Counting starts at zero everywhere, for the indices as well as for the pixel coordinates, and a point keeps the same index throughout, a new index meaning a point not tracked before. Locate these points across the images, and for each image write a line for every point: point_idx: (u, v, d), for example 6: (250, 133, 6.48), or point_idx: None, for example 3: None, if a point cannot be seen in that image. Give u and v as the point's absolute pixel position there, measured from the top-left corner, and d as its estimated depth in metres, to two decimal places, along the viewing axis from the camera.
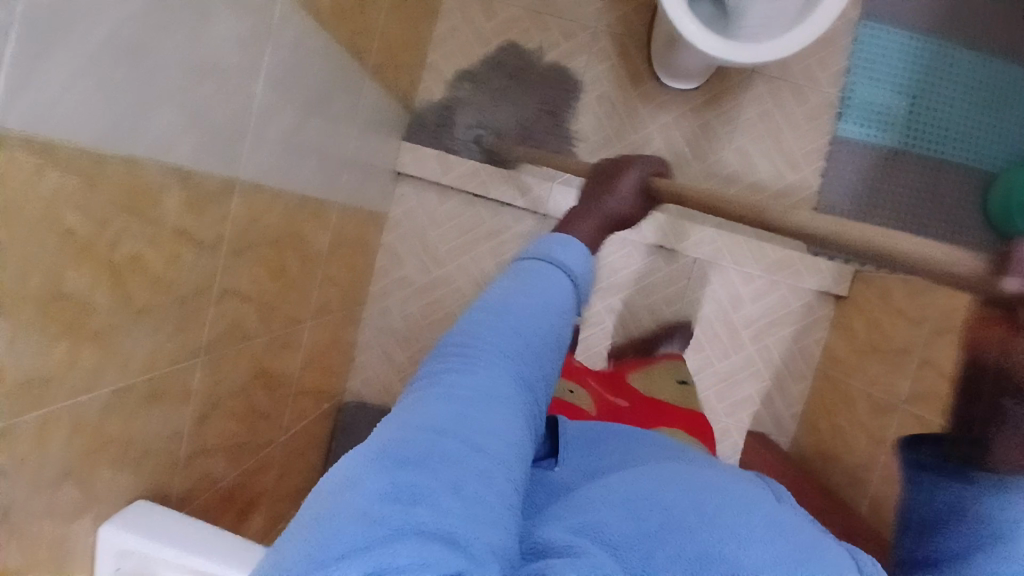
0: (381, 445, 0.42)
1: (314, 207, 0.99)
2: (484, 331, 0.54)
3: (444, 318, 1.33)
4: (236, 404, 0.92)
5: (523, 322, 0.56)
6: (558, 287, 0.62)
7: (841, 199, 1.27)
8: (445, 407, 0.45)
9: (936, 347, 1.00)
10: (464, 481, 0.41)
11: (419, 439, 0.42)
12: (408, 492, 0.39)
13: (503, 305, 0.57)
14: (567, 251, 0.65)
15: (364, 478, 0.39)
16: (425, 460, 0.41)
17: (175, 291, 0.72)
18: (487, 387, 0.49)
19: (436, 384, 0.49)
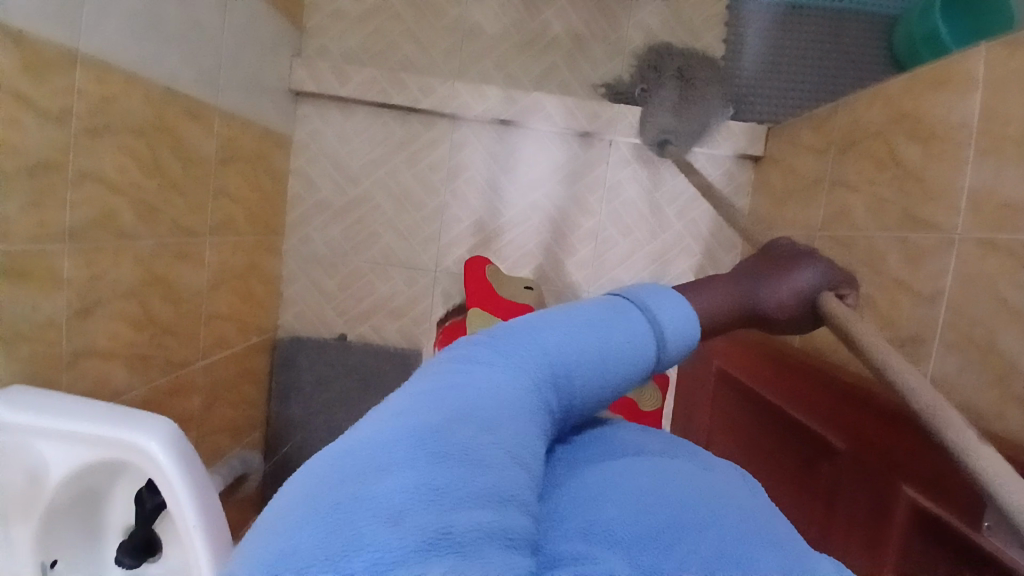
0: (406, 437, 0.33)
1: (196, 106, 0.95)
2: (534, 336, 0.45)
3: (367, 237, 1.30)
4: (135, 309, 0.87)
5: (576, 345, 0.46)
6: (635, 326, 0.50)
7: (747, 60, 1.25)
8: (479, 404, 0.37)
9: (844, 167, 0.99)
10: (494, 491, 0.33)
11: (453, 434, 0.34)
12: (444, 497, 0.30)
13: (568, 322, 0.48)
14: (666, 303, 0.54)
15: (392, 468, 0.31)
16: (460, 464, 0.32)
17: (22, 157, 0.67)
18: (521, 392, 0.41)
19: (464, 373, 0.41)
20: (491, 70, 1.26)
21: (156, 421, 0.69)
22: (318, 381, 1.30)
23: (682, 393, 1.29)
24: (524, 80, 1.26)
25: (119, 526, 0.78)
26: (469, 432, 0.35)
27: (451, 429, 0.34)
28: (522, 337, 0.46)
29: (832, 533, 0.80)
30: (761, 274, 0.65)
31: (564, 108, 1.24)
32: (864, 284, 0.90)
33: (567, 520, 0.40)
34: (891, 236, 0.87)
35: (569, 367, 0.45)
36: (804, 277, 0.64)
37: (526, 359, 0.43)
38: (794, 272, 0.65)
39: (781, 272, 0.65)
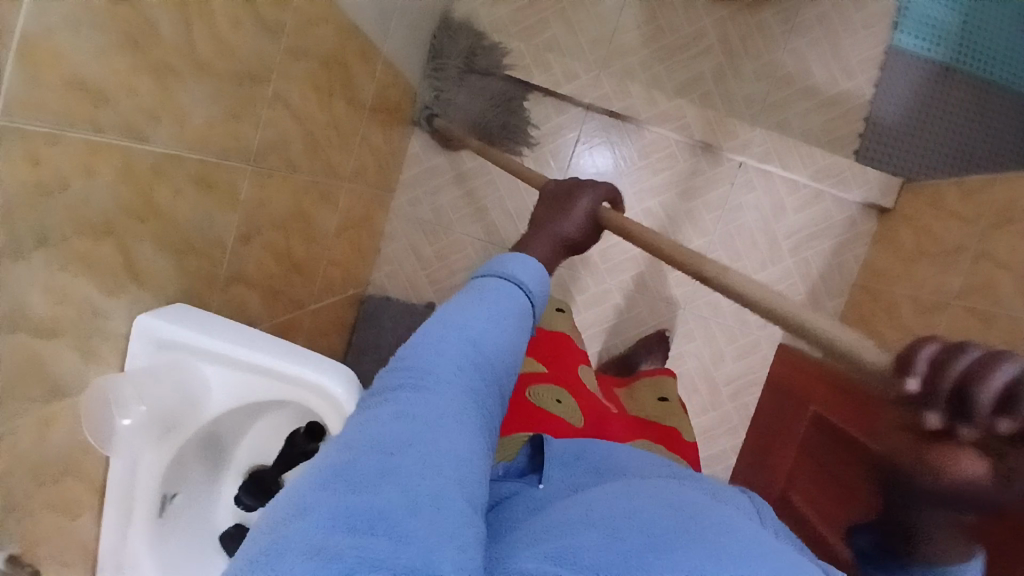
0: (329, 476, 0.35)
1: (365, 45, 0.91)
2: (436, 346, 0.46)
3: (475, 212, 1.27)
4: (277, 241, 0.84)
5: (472, 345, 0.48)
6: (514, 301, 0.55)
7: (892, 112, 1.23)
8: (396, 423, 0.39)
9: (998, 237, 0.97)
10: (420, 499, 0.34)
11: (366, 459, 0.36)
12: (363, 518, 0.32)
13: (457, 326, 0.49)
14: (518, 267, 0.58)
15: (312, 508, 0.33)
16: (378, 481, 0.34)
17: (235, 64, 0.64)
18: (436, 401, 0.41)
19: (381, 402, 0.42)
20: (636, 67, 1.23)
21: (342, 370, 0.69)
22: (398, 346, 1.26)
23: (758, 429, 1.26)
24: (668, 84, 1.23)
25: (248, 463, 0.77)
26: (389, 456, 0.36)
27: (366, 456, 0.36)
28: (419, 353, 0.46)
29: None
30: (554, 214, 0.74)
31: (702, 120, 1.22)
32: None
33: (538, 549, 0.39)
34: None
35: (484, 366, 0.47)
36: (584, 206, 0.76)
37: (433, 371, 0.44)
38: (574, 201, 0.76)
39: (566, 207, 0.75)
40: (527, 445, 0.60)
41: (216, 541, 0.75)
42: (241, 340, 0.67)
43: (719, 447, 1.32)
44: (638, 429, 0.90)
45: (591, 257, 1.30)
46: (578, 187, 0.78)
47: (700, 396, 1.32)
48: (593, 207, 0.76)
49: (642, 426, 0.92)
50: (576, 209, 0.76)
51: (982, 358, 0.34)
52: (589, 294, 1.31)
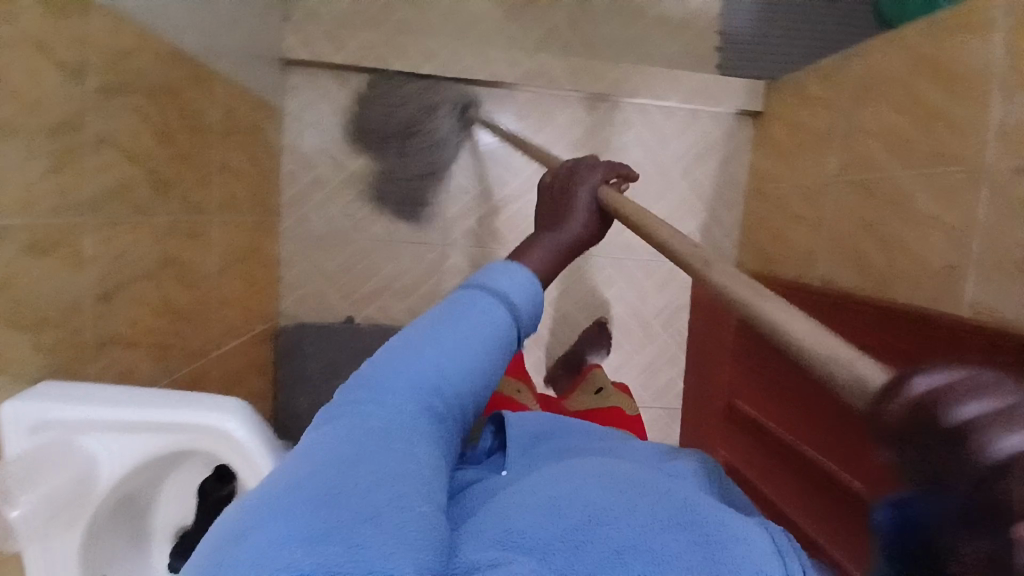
0: (272, 495, 0.32)
1: (197, 70, 0.86)
2: (396, 353, 0.42)
3: (368, 214, 1.24)
4: (148, 292, 0.79)
5: (434, 345, 0.43)
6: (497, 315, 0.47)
7: (740, 20, 1.27)
8: (349, 446, 0.35)
9: (858, 113, 1.02)
10: (371, 515, 0.31)
11: (319, 487, 0.32)
12: (309, 537, 0.29)
13: (418, 329, 0.44)
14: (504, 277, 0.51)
15: (255, 530, 0.29)
16: (327, 502, 0.31)
17: (44, 116, 0.59)
18: (386, 411, 0.38)
19: (335, 414, 0.38)
20: (491, 32, 1.23)
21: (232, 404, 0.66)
22: (325, 369, 1.22)
23: (691, 350, 1.33)
24: (527, 41, 1.23)
25: (173, 526, 0.73)
26: (340, 473, 0.33)
27: (308, 476, 0.32)
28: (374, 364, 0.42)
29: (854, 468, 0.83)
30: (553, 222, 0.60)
31: (569, 69, 1.22)
32: (889, 225, 0.93)
33: (480, 536, 0.37)
34: (915, 177, 0.90)
35: (452, 371, 0.43)
36: (590, 194, 0.63)
37: (389, 380, 0.40)
38: (574, 193, 0.63)
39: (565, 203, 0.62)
40: (489, 425, 0.61)
41: None
42: (122, 399, 0.62)
43: (664, 380, 1.35)
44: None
45: (500, 230, 1.28)
46: (573, 177, 0.65)
47: (635, 335, 1.34)
48: (597, 195, 0.62)
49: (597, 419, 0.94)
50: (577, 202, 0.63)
51: (955, 380, 0.22)
52: None
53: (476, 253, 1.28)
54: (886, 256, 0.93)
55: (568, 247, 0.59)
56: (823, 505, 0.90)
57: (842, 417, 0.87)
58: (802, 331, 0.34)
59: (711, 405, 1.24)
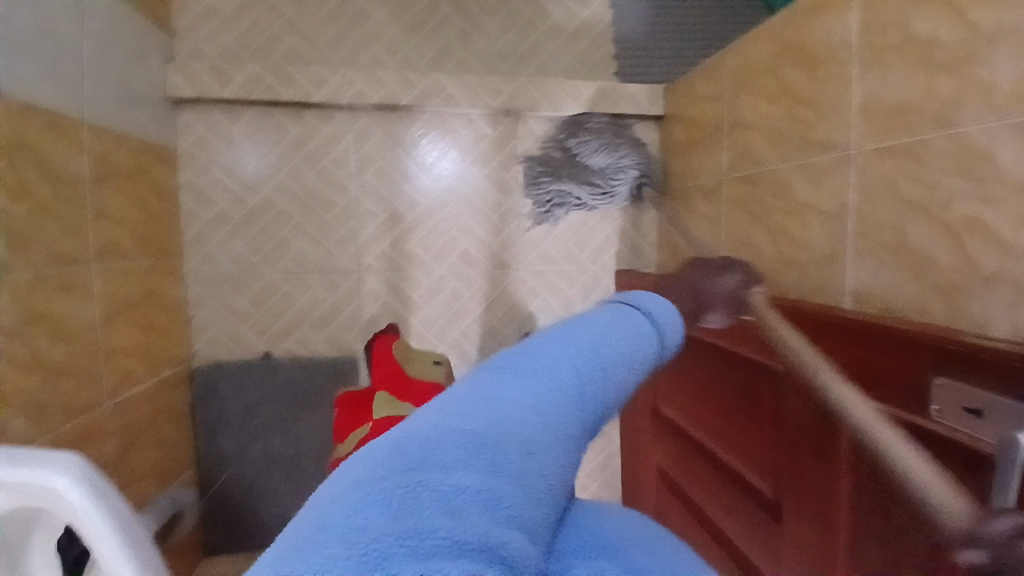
0: (462, 439, 0.35)
1: (57, 118, 0.85)
2: (564, 347, 0.48)
3: (277, 246, 1.23)
4: (16, 352, 0.76)
5: (600, 357, 0.49)
6: (644, 330, 0.57)
7: (631, 25, 1.29)
8: (535, 419, 0.39)
9: (739, 107, 1.04)
10: (532, 505, 0.33)
11: (507, 447, 0.36)
12: (484, 494, 0.32)
13: (590, 337, 0.50)
14: (660, 309, 0.62)
15: (456, 467, 0.33)
16: (504, 467, 0.34)
17: None
18: (561, 403, 0.42)
19: (517, 379, 0.43)
20: (383, 54, 1.23)
21: (67, 456, 0.60)
22: (247, 411, 1.21)
23: None
24: (420, 62, 1.24)
25: None
26: (521, 451, 0.36)
27: (498, 437, 0.36)
28: (546, 351, 0.47)
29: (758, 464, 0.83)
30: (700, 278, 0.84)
31: (465, 87, 1.23)
32: (774, 215, 0.94)
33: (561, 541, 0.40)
34: (790, 165, 0.91)
35: (604, 376, 0.48)
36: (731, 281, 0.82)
37: (559, 370, 0.45)
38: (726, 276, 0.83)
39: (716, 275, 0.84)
40: None
41: None
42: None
43: None
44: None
45: (413, 252, 1.28)
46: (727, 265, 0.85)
47: None
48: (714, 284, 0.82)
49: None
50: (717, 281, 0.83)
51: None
52: (423, 288, 1.29)
53: (393, 277, 1.27)
54: (776, 246, 0.94)
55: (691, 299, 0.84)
56: (731, 500, 0.90)
57: (749, 414, 0.87)
58: (887, 436, 0.50)
59: (643, 409, 1.24)
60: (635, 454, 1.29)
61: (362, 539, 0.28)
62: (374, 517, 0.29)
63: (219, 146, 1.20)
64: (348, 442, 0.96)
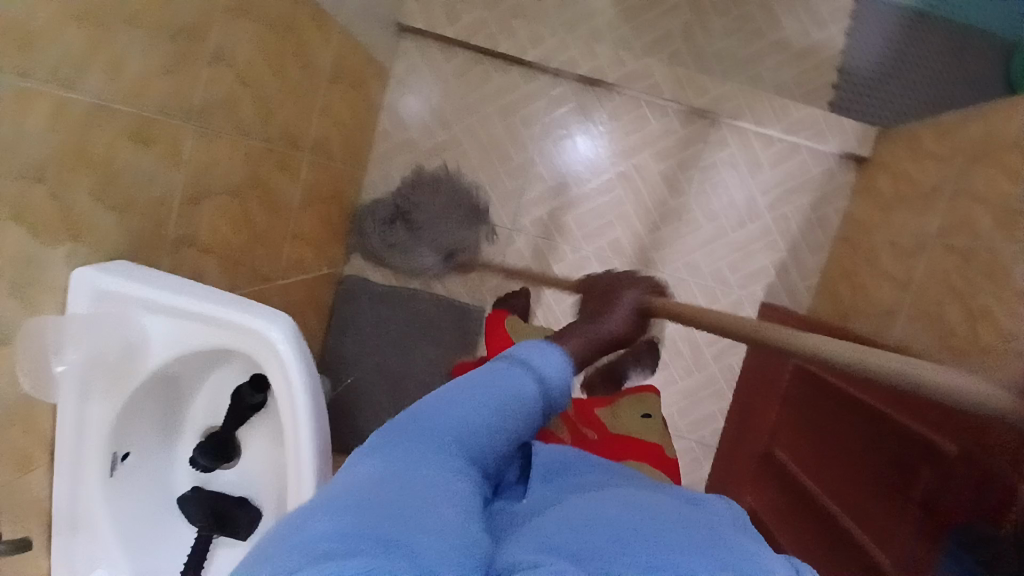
0: (321, 508, 0.35)
1: (319, 14, 0.92)
2: (426, 410, 0.49)
3: (448, 184, 1.28)
4: (230, 206, 0.84)
5: (467, 407, 0.50)
6: (524, 386, 0.55)
7: (864, 59, 1.22)
8: (392, 469, 0.40)
9: (971, 175, 0.96)
10: (405, 524, 0.34)
11: (362, 497, 0.36)
12: (347, 536, 0.32)
13: (453, 394, 0.51)
14: (539, 353, 0.61)
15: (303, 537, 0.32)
16: (364, 507, 0.35)
17: (176, 18, 0.65)
18: (423, 457, 0.42)
19: (375, 454, 0.43)
20: (603, 28, 1.23)
21: (284, 318, 0.69)
22: (378, 327, 1.27)
23: (741, 390, 1.27)
24: (637, 44, 1.23)
25: (204, 423, 0.78)
26: (387, 494, 0.37)
27: (354, 493, 0.37)
28: (407, 422, 0.47)
29: (886, 542, 0.77)
30: (597, 316, 0.82)
31: (672, 79, 1.21)
32: (981, 295, 0.88)
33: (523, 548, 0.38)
34: (1019, 249, 0.84)
35: (476, 429, 0.49)
36: (629, 302, 0.86)
37: (421, 432, 0.46)
38: (615, 307, 0.86)
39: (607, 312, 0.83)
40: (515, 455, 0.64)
41: (174, 501, 0.76)
42: (199, 294, 0.69)
43: (705, 412, 1.31)
44: (616, 450, 0.92)
45: (566, 225, 1.28)
46: (618, 291, 0.91)
47: (684, 360, 1.30)
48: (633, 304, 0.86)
49: (627, 440, 0.94)
50: (618, 308, 0.86)
51: None
52: (565, 263, 1.28)
53: (541, 243, 1.29)
54: (971, 330, 0.87)
55: (605, 336, 0.77)
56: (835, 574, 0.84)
57: (879, 482, 0.82)
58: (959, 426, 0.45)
59: (748, 453, 1.18)
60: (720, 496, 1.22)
61: None
62: None
63: (427, 76, 1.27)
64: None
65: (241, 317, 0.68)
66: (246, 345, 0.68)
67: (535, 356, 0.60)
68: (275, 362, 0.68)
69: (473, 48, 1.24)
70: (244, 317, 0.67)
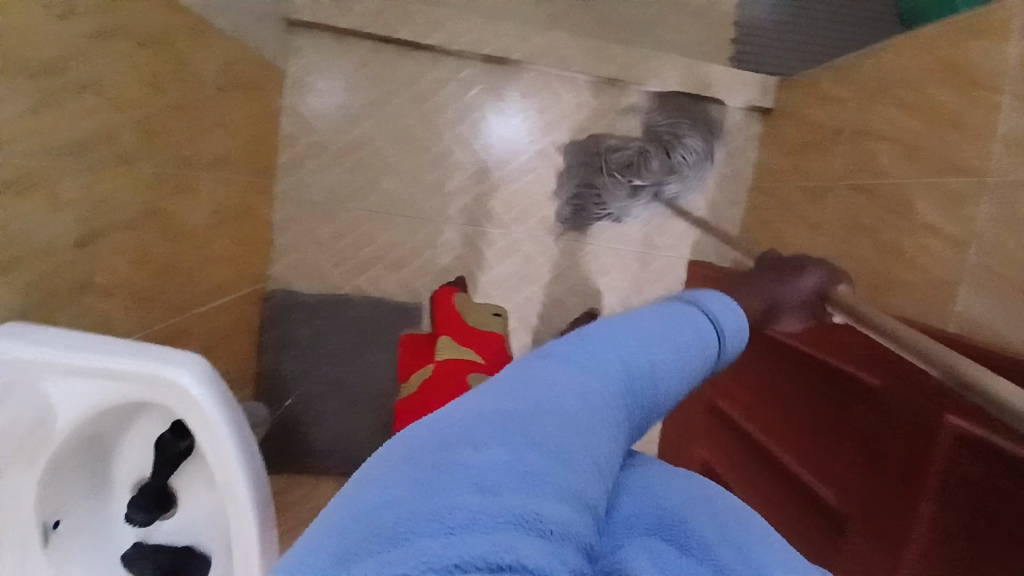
0: (492, 419, 0.35)
1: (193, 21, 0.86)
2: (606, 340, 0.47)
3: (366, 183, 1.24)
4: (128, 241, 0.79)
5: (642, 351, 0.48)
6: (703, 332, 0.54)
7: (758, 10, 1.25)
8: (563, 399, 0.39)
9: (866, 115, 1.01)
10: (563, 477, 0.32)
11: (529, 422, 0.35)
12: (512, 471, 0.31)
13: (632, 331, 0.49)
14: (722, 309, 0.58)
15: (482, 445, 0.33)
16: (529, 440, 0.34)
17: (32, 52, 0.58)
18: (590, 394, 0.41)
19: (551, 368, 0.43)
20: (501, 6, 1.21)
21: (193, 357, 0.66)
22: (315, 339, 1.23)
23: None
24: (539, 18, 1.22)
25: (133, 478, 0.74)
26: (554, 430, 0.35)
27: (523, 414, 0.36)
28: (586, 347, 0.46)
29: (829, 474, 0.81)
30: (783, 277, 0.83)
31: (577, 50, 1.20)
32: (886, 231, 0.92)
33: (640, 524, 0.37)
34: (917, 184, 0.89)
35: (644, 372, 0.47)
36: (815, 278, 0.83)
37: (592, 364, 0.44)
38: (802, 276, 0.83)
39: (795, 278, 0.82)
40: None
41: (121, 564, 0.71)
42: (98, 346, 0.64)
43: None
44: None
45: (494, 209, 1.27)
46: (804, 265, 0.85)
47: None
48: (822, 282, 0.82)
49: None
50: (804, 279, 0.83)
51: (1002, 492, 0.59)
52: (498, 247, 1.28)
53: (470, 229, 1.27)
54: (882, 264, 0.92)
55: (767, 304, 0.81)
56: (791, 503, 0.87)
57: (817, 417, 0.85)
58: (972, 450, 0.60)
59: (694, 403, 1.22)
60: (680, 447, 1.26)
61: (393, 511, 0.29)
62: (405, 486, 0.30)
63: (327, 73, 1.21)
64: (413, 379, 0.96)
65: (145, 364, 0.63)
66: (157, 395, 0.65)
67: (718, 310, 0.57)
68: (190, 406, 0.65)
69: (371, 38, 1.19)
70: (147, 368, 0.63)
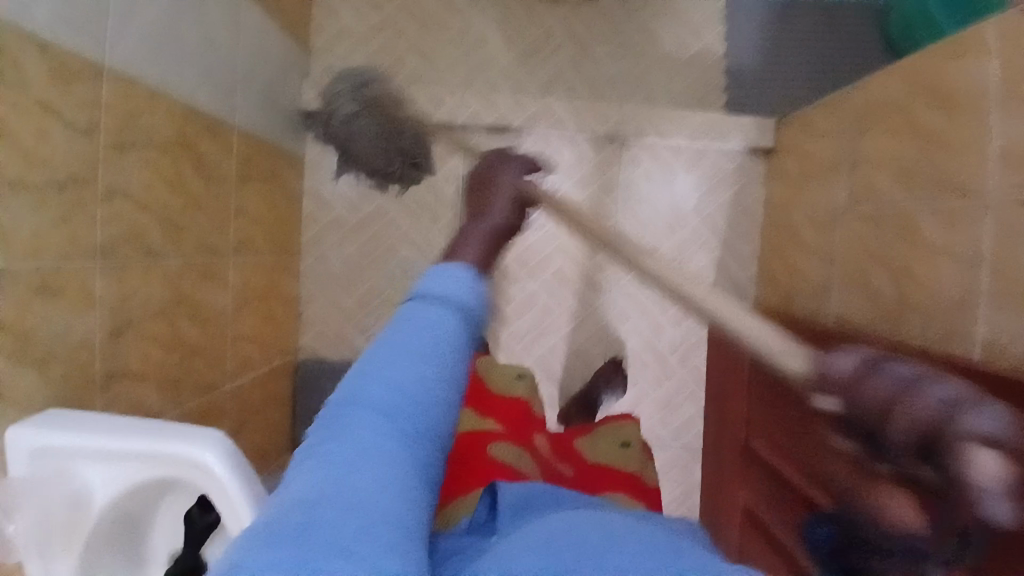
0: (285, 506, 0.40)
1: (211, 123, 0.95)
2: (367, 378, 0.52)
3: (382, 253, 1.31)
4: (158, 328, 0.85)
5: (405, 370, 0.53)
6: (439, 324, 0.59)
7: (747, 53, 1.29)
8: (353, 462, 0.45)
9: (861, 144, 1.01)
10: (356, 534, 0.39)
11: (322, 500, 0.41)
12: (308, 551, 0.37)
13: (385, 355, 0.54)
14: (437, 289, 0.63)
15: (269, 543, 0.37)
16: (323, 516, 0.39)
17: (59, 170, 0.66)
18: (373, 442, 0.47)
19: (339, 434, 0.48)
20: (498, 78, 1.29)
21: (216, 436, 0.70)
22: None
23: (712, 387, 1.30)
24: (534, 84, 1.29)
25: (166, 552, 0.76)
26: (341, 496, 0.41)
27: (316, 489, 0.41)
28: (355, 401, 0.51)
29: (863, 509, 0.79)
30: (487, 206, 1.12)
31: (573, 111, 1.26)
32: (896, 257, 0.91)
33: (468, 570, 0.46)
34: (917, 208, 0.88)
35: (419, 400, 0.52)
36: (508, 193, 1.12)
37: (368, 414, 0.49)
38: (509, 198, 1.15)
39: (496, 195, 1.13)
40: (484, 497, 0.69)
41: None
42: (129, 430, 0.68)
43: (679, 419, 1.33)
44: (596, 482, 0.91)
45: (509, 266, 1.30)
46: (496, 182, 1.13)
47: (649, 371, 1.32)
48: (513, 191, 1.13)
49: (601, 473, 0.95)
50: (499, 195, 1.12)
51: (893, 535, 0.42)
52: (515, 302, 1.31)
53: None
54: (898, 291, 0.91)
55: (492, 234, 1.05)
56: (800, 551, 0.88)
57: None
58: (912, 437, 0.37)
59: (728, 448, 1.21)
60: (718, 493, 1.24)
61: None
62: None
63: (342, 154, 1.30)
64: None
65: (172, 445, 0.67)
66: (181, 474, 0.69)
67: (446, 289, 0.63)
68: (216, 484, 0.69)
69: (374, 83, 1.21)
70: (174, 446, 0.67)
